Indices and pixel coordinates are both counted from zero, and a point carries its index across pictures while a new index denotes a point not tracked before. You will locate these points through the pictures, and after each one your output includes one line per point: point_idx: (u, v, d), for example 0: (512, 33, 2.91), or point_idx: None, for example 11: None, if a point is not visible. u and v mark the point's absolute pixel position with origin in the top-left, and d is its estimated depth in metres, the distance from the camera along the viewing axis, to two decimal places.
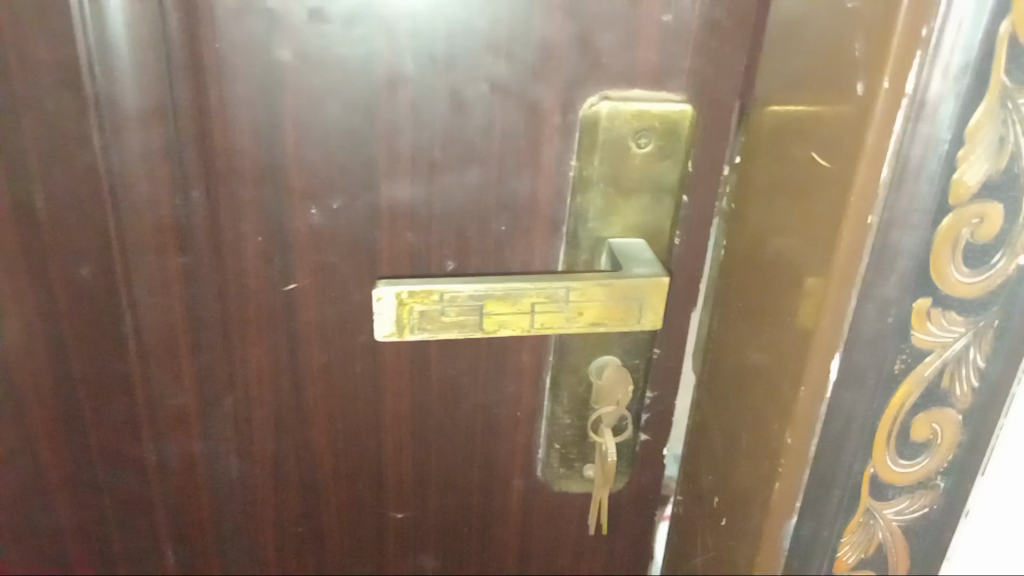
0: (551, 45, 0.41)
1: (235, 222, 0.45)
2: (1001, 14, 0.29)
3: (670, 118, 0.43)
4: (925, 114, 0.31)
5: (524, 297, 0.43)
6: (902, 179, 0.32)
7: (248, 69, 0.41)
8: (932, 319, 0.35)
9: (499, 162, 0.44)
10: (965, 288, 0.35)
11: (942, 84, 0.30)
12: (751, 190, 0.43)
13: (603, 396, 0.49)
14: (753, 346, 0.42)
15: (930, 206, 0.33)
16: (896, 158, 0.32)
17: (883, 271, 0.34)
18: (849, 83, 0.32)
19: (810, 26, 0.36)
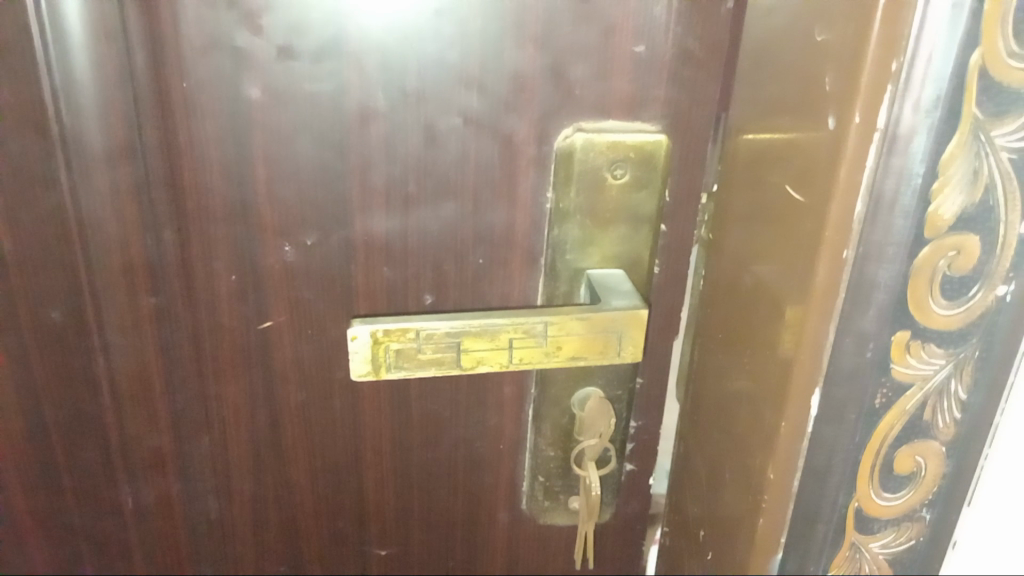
0: (523, 77, 0.41)
1: (208, 261, 0.44)
2: (970, 46, 0.29)
3: (645, 148, 0.43)
4: (898, 147, 0.30)
5: (501, 332, 0.42)
6: (876, 213, 0.32)
7: (216, 106, 0.40)
8: (912, 352, 0.35)
9: (474, 194, 0.43)
10: (944, 319, 0.35)
11: (914, 118, 0.30)
12: (728, 220, 0.43)
13: (586, 428, 0.48)
14: (733, 377, 0.42)
15: (905, 239, 0.32)
16: (870, 192, 0.32)
17: (860, 303, 0.34)
18: (820, 116, 0.32)
19: (781, 56, 0.36)
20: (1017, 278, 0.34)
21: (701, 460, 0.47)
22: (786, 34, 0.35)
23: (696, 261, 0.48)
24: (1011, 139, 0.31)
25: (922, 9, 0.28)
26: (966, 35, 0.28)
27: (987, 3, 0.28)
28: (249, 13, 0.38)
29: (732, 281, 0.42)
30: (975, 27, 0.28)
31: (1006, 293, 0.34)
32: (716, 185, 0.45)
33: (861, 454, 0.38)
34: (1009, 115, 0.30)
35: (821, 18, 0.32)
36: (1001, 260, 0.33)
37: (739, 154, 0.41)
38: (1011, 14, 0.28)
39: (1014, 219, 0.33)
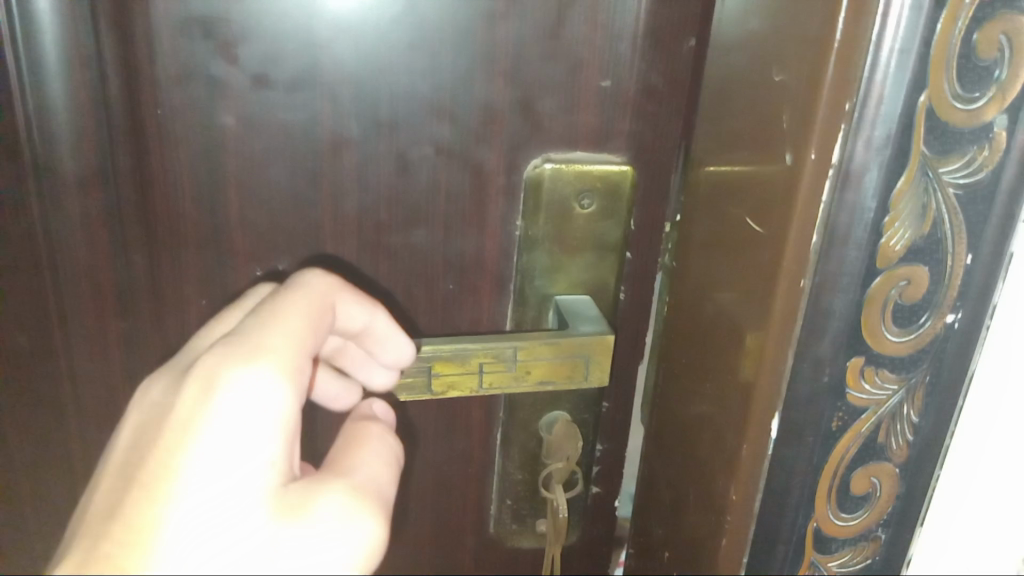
0: (493, 109, 0.42)
1: (178, 285, 0.45)
2: (917, 89, 0.30)
3: (610, 178, 0.45)
4: (850, 183, 0.32)
5: (471, 357, 0.43)
6: (831, 244, 0.33)
7: (189, 135, 0.41)
8: (867, 377, 0.37)
9: (445, 223, 0.45)
10: (896, 346, 0.36)
11: (866, 155, 0.31)
12: (689, 247, 0.44)
13: (554, 451, 0.49)
14: (695, 400, 0.43)
15: (858, 270, 0.34)
16: (824, 225, 0.33)
17: (817, 331, 0.35)
18: (778, 152, 0.33)
19: (737, 94, 0.38)
20: (964, 306, 0.36)
21: (664, 479, 0.48)
22: (742, 74, 0.37)
23: (658, 286, 0.49)
24: (957, 176, 0.33)
25: (873, 54, 0.29)
26: (914, 78, 0.30)
27: (932, 49, 0.30)
28: (226, 44, 0.39)
29: (694, 308, 0.43)
30: (921, 72, 0.30)
31: (955, 321, 0.36)
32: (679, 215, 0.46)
33: (820, 477, 0.39)
34: (954, 154, 0.32)
35: (778, 60, 0.33)
36: (949, 289, 0.35)
37: (699, 185, 0.43)
38: (954, 60, 0.30)
39: (961, 251, 0.34)
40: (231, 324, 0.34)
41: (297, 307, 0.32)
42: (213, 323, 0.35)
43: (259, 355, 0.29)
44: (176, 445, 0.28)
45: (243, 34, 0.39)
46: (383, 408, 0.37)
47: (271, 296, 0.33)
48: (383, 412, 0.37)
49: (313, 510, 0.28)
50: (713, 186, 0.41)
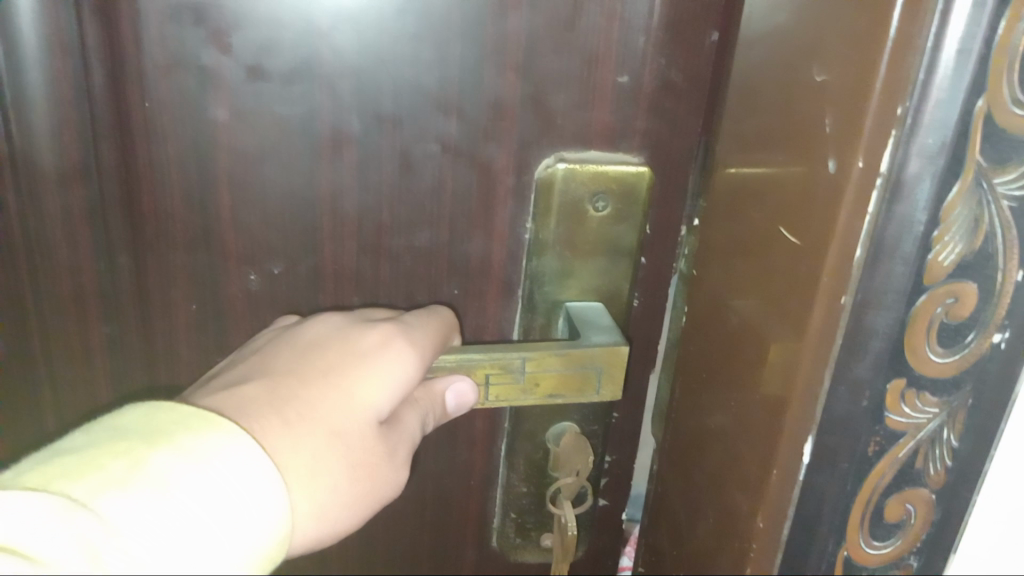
0: (503, 105, 0.40)
1: (165, 290, 0.42)
2: (976, 93, 0.28)
3: (626, 180, 0.42)
4: (901, 193, 0.30)
5: (478, 369, 0.40)
6: (876, 259, 0.31)
7: (177, 127, 0.38)
8: (906, 400, 0.35)
9: (450, 224, 0.43)
10: (940, 366, 0.34)
11: (919, 164, 0.29)
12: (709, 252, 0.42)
13: (563, 465, 0.46)
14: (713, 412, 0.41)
15: (903, 287, 0.32)
16: (869, 238, 0.31)
17: (858, 351, 0.33)
18: (820, 157, 0.31)
19: (766, 90, 0.35)
20: (1011, 326, 0.34)
21: (677, 491, 0.47)
22: (773, 68, 0.35)
23: (674, 292, 0.46)
24: (1013, 187, 0.31)
25: (929, 54, 0.27)
26: (974, 79, 0.28)
27: (993, 49, 0.27)
28: (218, 32, 0.36)
29: (712, 318, 0.41)
30: (981, 75, 0.28)
31: (1002, 341, 0.34)
32: (697, 220, 0.44)
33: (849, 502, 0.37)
34: (1011, 163, 0.30)
35: (817, 58, 0.31)
36: (1000, 305, 0.33)
37: (720, 187, 0.40)
38: (1018, 60, 0.28)
39: (1012, 267, 0.32)
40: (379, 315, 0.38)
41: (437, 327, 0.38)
42: (365, 311, 0.38)
43: (407, 342, 0.35)
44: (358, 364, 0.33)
45: (237, 22, 0.36)
46: (456, 407, 0.39)
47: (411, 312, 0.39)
48: (461, 392, 0.39)
49: (388, 448, 0.33)
50: (733, 191, 0.39)
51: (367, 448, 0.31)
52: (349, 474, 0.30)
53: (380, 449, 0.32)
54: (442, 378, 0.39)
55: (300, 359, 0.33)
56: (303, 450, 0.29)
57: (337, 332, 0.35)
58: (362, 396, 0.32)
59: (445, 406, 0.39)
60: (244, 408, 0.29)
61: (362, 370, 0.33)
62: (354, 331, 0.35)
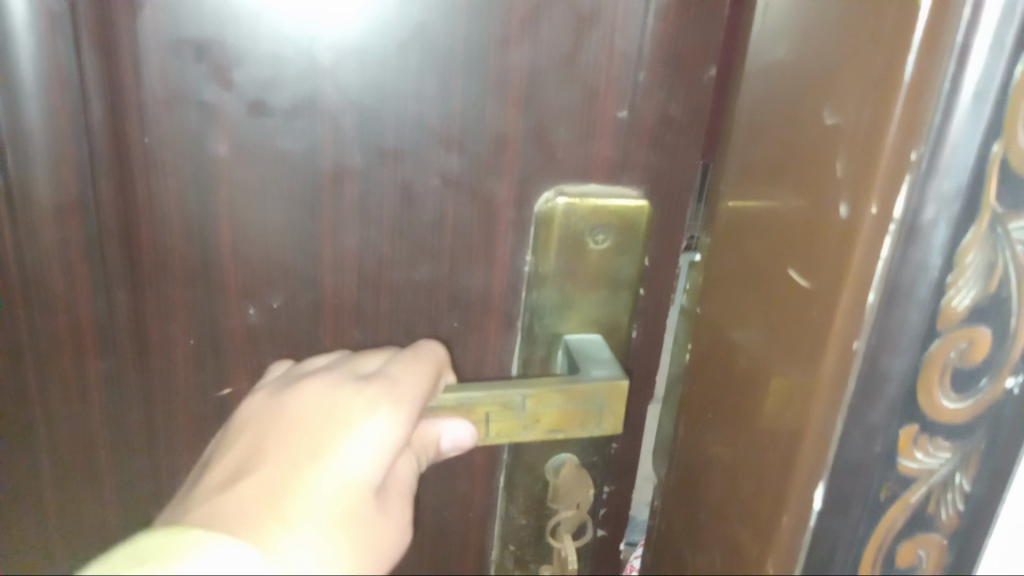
0: (505, 138, 0.40)
1: (163, 324, 0.42)
2: (992, 136, 0.31)
3: (627, 214, 0.42)
4: (919, 238, 0.33)
5: (478, 407, 0.39)
6: (893, 304, 0.34)
7: (178, 162, 0.38)
8: (919, 445, 0.39)
9: (451, 257, 0.42)
10: (951, 411, 0.38)
11: (937, 209, 0.32)
12: (713, 281, 0.44)
13: (562, 498, 0.46)
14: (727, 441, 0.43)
15: (919, 330, 0.35)
16: (884, 282, 0.34)
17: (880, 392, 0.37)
18: (831, 201, 0.34)
19: (775, 125, 0.38)
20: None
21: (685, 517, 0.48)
22: (783, 103, 0.37)
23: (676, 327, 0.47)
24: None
25: (948, 95, 0.30)
26: (990, 122, 0.31)
27: (1009, 93, 0.31)
28: (220, 67, 0.36)
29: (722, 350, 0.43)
30: (997, 115, 0.31)
31: (1014, 385, 0.38)
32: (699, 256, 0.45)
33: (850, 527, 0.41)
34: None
35: (830, 101, 0.34)
36: (1012, 350, 0.37)
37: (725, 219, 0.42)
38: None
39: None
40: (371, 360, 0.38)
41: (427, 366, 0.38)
42: (359, 354, 0.38)
43: (390, 400, 0.34)
44: (339, 430, 0.33)
45: (239, 58, 0.36)
46: (450, 446, 0.38)
47: (399, 354, 0.38)
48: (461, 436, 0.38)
49: (385, 507, 0.33)
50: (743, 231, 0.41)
51: (358, 512, 0.32)
52: (347, 541, 0.31)
53: (379, 510, 0.33)
54: (440, 417, 0.38)
55: (286, 437, 0.33)
56: (302, 539, 0.30)
57: (324, 393, 0.34)
58: (345, 458, 0.32)
59: (439, 443, 0.38)
60: (249, 504, 0.31)
61: (343, 433, 0.33)
62: (341, 388, 0.35)
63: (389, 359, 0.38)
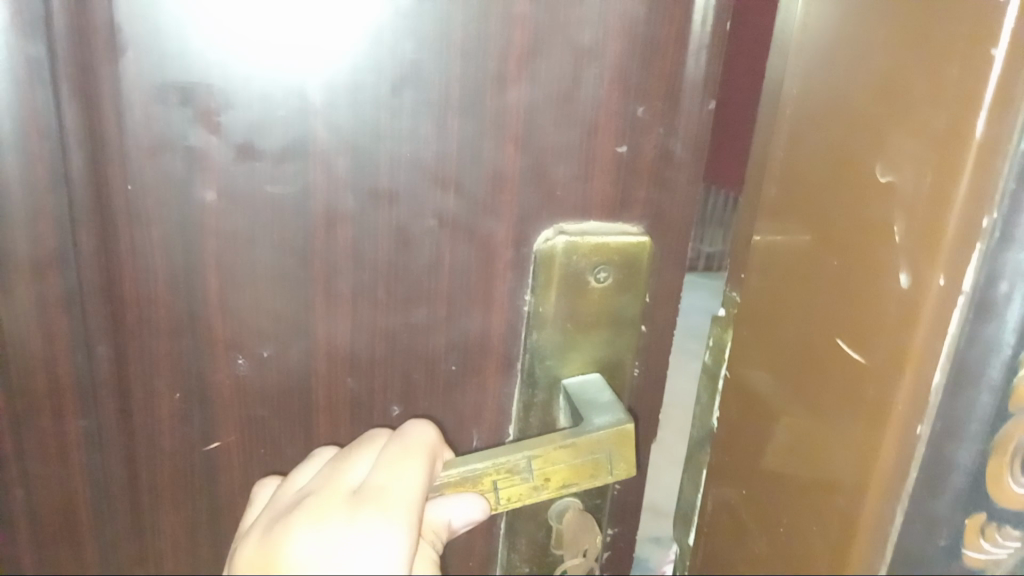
0: (503, 177, 0.38)
1: (147, 379, 0.40)
2: None
3: (628, 251, 0.41)
4: (988, 319, 0.43)
5: (483, 477, 0.39)
6: (960, 386, 0.44)
7: (162, 211, 0.37)
8: (984, 534, 0.48)
9: (448, 300, 0.41)
10: (1019, 494, 0.46)
11: (1004, 296, 0.42)
12: (760, 335, 0.47)
13: (568, 544, 0.45)
14: (803, 474, 0.49)
15: (988, 410, 0.45)
16: (951, 364, 0.44)
17: (937, 475, 0.47)
18: (888, 264, 0.41)
19: (827, 162, 0.42)
20: None
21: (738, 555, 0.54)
22: (834, 138, 0.42)
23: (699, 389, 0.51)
24: None
25: None
26: None
27: None
28: (207, 111, 0.35)
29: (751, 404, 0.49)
30: None
31: None
32: (722, 311, 0.48)
33: (913, 549, 0.50)
34: None
35: (884, 158, 0.40)
36: None
37: (776, 264, 0.45)
38: None
39: None
40: (359, 464, 0.38)
41: (423, 457, 0.38)
42: (342, 459, 0.38)
43: (388, 513, 0.34)
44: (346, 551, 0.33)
45: (227, 100, 0.35)
46: (463, 523, 0.38)
47: (387, 449, 0.38)
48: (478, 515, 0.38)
49: None
50: (791, 292, 0.45)
51: None
52: None
53: None
54: (447, 498, 0.38)
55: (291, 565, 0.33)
56: None
57: (321, 513, 0.34)
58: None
59: (452, 524, 0.38)
60: None
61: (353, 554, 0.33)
62: (339, 505, 0.34)
63: (378, 459, 0.37)
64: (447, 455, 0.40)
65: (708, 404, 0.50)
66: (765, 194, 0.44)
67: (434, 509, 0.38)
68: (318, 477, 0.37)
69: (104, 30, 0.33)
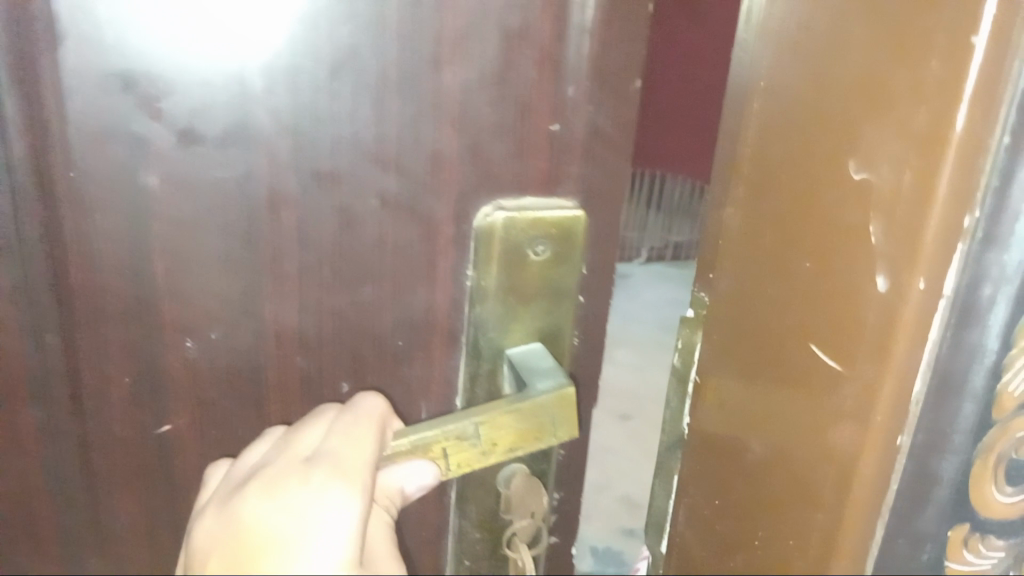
0: (442, 157, 0.40)
1: (98, 365, 0.41)
2: None
3: (564, 225, 0.43)
4: (971, 324, 0.45)
5: (433, 445, 0.40)
6: (943, 389, 0.47)
7: (108, 198, 0.37)
8: (967, 546, 0.51)
9: (393, 278, 0.42)
10: (1004, 505, 0.49)
11: (988, 301, 0.45)
12: (732, 328, 0.50)
13: (516, 508, 0.47)
14: (787, 461, 0.52)
15: (976, 418, 0.47)
16: (933, 366, 0.47)
17: (923, 488, 0.50)
18: (868, 259, 0.45)
19: (801, 156, 0.45)
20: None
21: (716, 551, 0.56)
22: (807, 130, 0.44)
23: (669, 394, 0.53)
24: None
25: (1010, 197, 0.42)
26: None
27: None
28: (149, 98, 0.36)
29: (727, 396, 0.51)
30: None
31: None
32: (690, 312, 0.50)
33: (900, 557, 0.53)
34: None
35: (860, 156, 0.43)
36: None
37: (750, 260, 0.48)
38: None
39: None
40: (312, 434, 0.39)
41: (373, 425, 0.39)
42: (296, 432, 0.39)
43: (343, 478, 0.36)
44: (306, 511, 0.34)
45: (169, 87, 0.35)
46: (415, 489, 0.40)
47: (339, 421, 0.39)
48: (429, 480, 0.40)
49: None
50: (764, 292, 0.48)
51: None
52: None
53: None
54: (399, 465, 0.40)
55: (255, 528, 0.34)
56: None
57: (280, 480, 0.35)
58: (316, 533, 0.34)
59: (406, 490, 0.40)
60: None
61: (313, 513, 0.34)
62: (297, 472, 0.36)
63: (330, 429, 0.39)
64: (397, 424, 0.41)
65: (679, 409, 0.52)
66: (735, 194, 0.47)
67: (387, 476, 0.40)
68: (274, 450, 0.38)
69: (43, 22, 0.34)
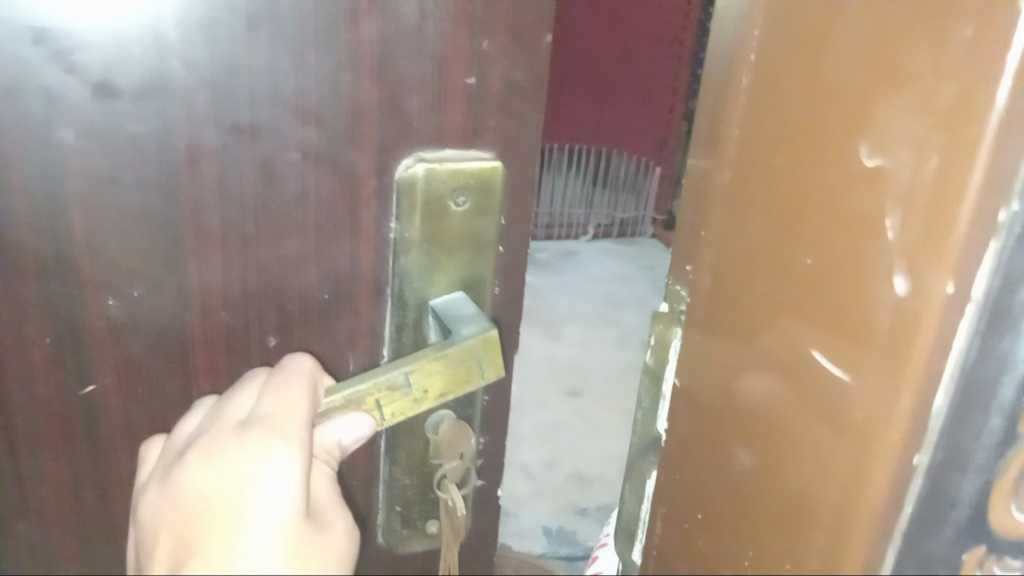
0: (361, 109, 0.40)
1: (16, 326, 0.42)
2: None
3: (483, 175, 0.45)
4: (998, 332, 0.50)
5: (366, 397, 0.42)
6: (967, 396, 0.52)
7: (22, 153, 0.37)
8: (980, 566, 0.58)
9: (317, 232, 0.43)
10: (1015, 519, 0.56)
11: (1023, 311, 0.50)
12: (721, 305, 0.59)
13: (445, 452, 0.49)
14: (786, 436, 0.59)
15: (999, 426, 0.53)
16: (962, 374, 0.52)
17: (942, 500, 0.56)
18: (880, 241, 0.50)
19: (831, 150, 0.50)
20: None
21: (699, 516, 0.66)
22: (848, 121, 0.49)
23: (644, 389, 0.65)
24: None
25: None
26: None
27: None
28: (61, 51, 0.35)
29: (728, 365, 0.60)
30: None
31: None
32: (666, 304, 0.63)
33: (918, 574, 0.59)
34: None
35: (880, 146, 0.48)
36: None
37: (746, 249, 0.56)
38: None
39: None
40: (245, 399, 0.40)
41: (301, 383, 0.40)
42: (229, 398, 0.40)
43: (277, 433, 0.36)
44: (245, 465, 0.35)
45: (80, 40, 0.35)
46: (352, 440, 0.41)
47: (270, 382, 0.40)
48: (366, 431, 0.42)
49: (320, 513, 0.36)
50: (744, 276, 0.57)
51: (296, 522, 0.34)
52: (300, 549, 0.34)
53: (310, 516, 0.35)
54: (336, 420, 0.41)
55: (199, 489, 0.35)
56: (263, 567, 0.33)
57: (216, 444, 0.36)
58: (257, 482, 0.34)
59: (342, 443, 0.41)
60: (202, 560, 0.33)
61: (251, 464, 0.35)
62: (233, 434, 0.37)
63: (261, 391, 0.40)
64: (326, 381, 0.43)
65: (651, 404, 0.65)
66: (722, 177, 0.55)
67: (324, 430, 0.41)
68: (209, 418, 0.39)
69: None
